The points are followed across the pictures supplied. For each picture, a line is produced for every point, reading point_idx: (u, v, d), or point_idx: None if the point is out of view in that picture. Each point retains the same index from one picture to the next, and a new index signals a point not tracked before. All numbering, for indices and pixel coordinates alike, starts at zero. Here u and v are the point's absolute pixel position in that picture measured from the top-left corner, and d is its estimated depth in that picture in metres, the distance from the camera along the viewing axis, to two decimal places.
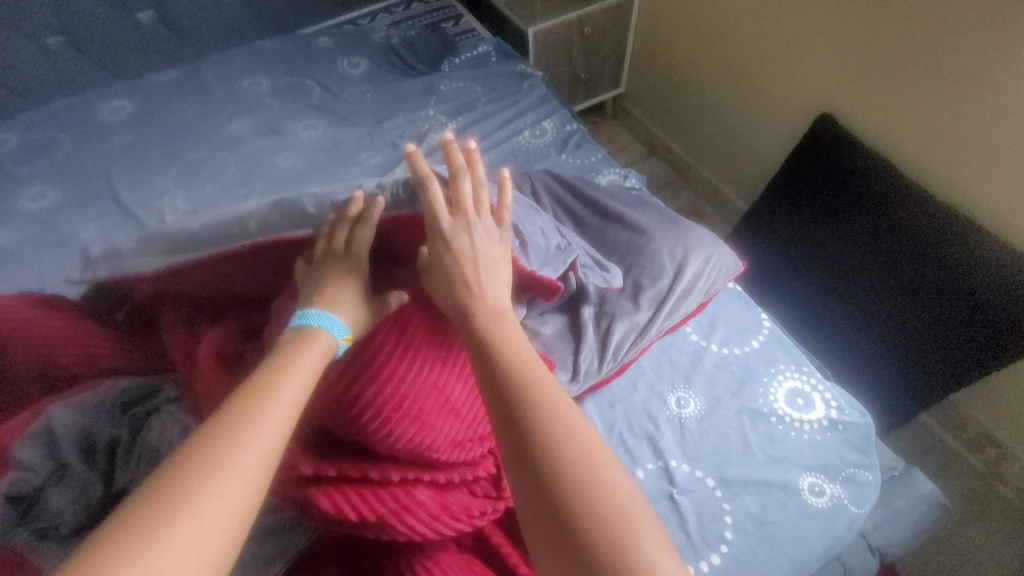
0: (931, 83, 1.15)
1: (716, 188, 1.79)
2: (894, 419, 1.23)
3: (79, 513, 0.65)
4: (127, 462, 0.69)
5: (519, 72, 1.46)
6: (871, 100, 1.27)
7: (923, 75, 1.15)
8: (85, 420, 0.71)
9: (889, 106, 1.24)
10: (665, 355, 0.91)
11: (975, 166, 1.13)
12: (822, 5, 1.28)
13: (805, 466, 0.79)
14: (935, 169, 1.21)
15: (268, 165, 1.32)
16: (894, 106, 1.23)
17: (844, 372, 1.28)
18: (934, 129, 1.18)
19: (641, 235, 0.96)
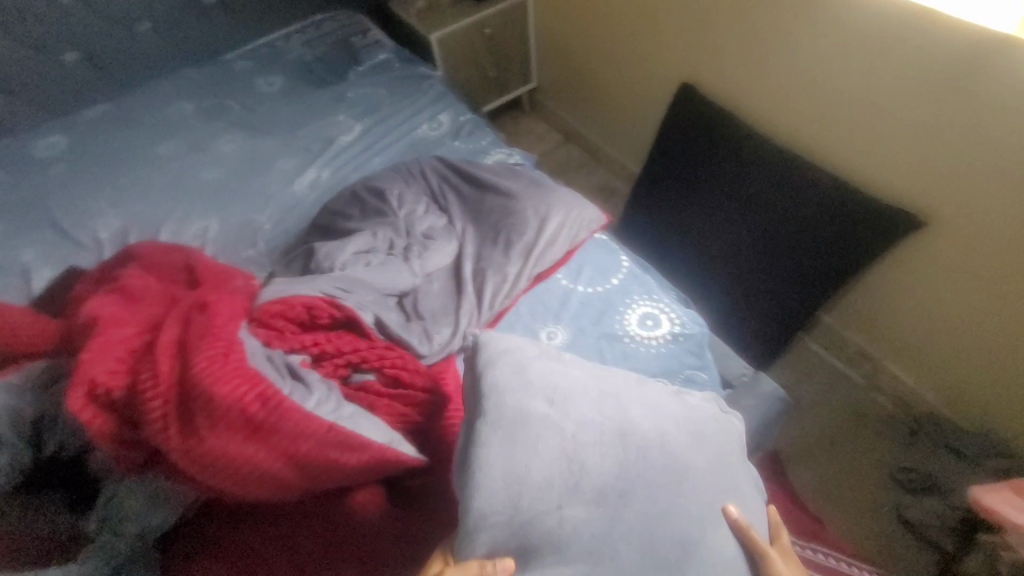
0: (748, 39, 1.29)
1: (623, 164, 1.94)
2: (771, 349, 1.33)
3: (11, 476, 0.74)
4: (57, 428, 0.78)
5: (419, 74, 1.61)
6: (713, 62, 1.40)
7: (754, 40, 1.28)
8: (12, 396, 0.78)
9: (725, 65, 1.38)
10: (539, 298, 1.05)
11: (796, 107, 1.26)
12: None
13: (651, 373, 0.93)
14: (767, 116, 1.34)
15: (194, 179, 1.45)
16: (728, 65, 1.37)
17: (726, 313, 1.37)
18: (772, 89, 1.30)
19: (511, 199, 1.10)
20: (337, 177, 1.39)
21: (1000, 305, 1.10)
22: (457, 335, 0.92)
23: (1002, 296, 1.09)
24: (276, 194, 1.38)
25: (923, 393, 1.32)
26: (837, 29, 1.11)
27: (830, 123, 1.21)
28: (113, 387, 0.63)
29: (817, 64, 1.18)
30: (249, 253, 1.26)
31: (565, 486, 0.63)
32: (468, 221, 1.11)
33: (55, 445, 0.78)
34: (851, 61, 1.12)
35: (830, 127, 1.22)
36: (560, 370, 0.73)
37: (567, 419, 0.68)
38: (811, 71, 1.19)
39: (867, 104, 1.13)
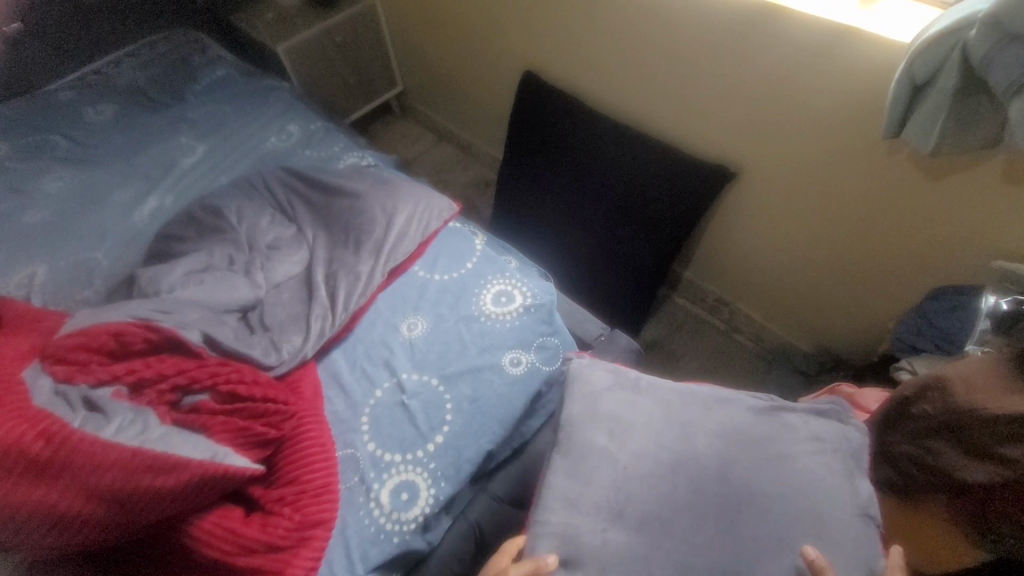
0: (568, 25, 1.37)
1: (493, 156, 1.99)
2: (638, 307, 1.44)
3: None
4: None
5: (264, 88, 1.56)
6: (547, 50, 1.48)
7: (574, 27, 1.36)
8: None
9: (556, 51, 1.46)
10: (396, 292, 1.06)
11: (619, 83, 1.36)
12: None
13: (507, 346, 0.97)
14: (599, 94, 1.43)
15: (15, 223, 1.31)
16: (558, 51, 1.45)
17: (592, 281, 1.47)
18: (599, 70, 1.38)
19: (357, 200, 1.10)
20: (181, 202, 1.32)
21: (812, 242, 1.23)
22: (310, 339, 0.91)
23: (815, 231, 1.21)
24: (113, 228, 1.29)
25: (772, 328, 1.46)
26: (632, 11, 1.20)
27: (648, 94, 1.31)
28: None
29: (624, 42, 1.27)
30: (85, 294, 1.17)
31: (608, 513, 0.68)
32: (317, 227, 1.10)
33: None
34: (649, 39, 1.21)
35: (648, 98, 1.32)
36: (627, 403, 0.78)
37: (623, 453, 0.73)
38: (621, 48, 1.29)
39: (673, 77, 1.23)
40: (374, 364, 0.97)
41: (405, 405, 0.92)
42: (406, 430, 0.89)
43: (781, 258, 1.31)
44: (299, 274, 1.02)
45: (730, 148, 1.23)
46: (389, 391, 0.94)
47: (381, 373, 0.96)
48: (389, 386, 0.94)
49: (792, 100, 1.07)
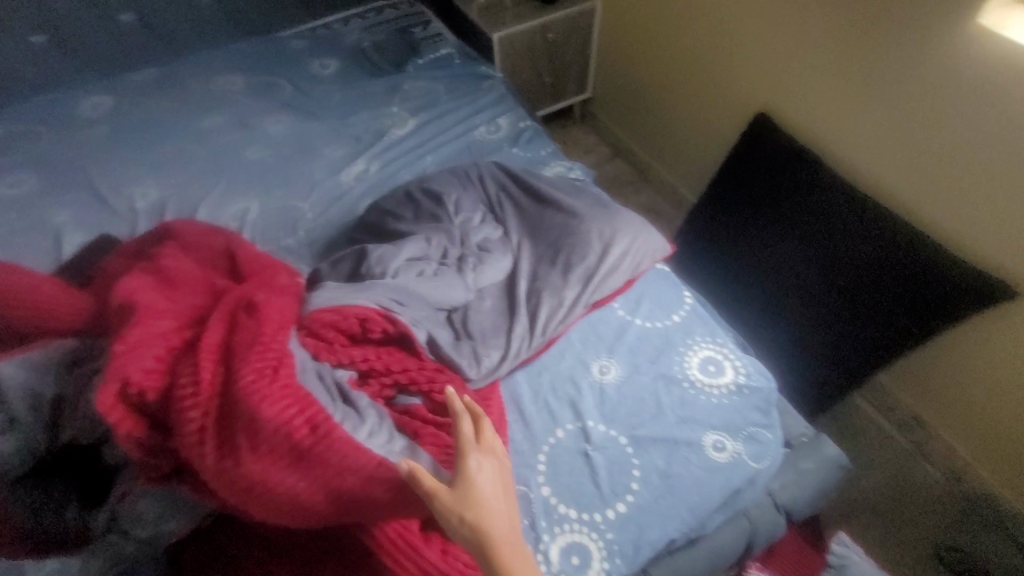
0: (833, 75, 1.26)
1: (673, 187, 1.86)
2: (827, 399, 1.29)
3: (21, 462, 0.70)
4: (72, 417, 0.73)
5: (479, 73, 1.54)
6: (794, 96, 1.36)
7: (848, 81, 1.23)
8: (33, 379, 0.73)
9: (805, 98, 1.34)
10: (592, 327, 0.98)
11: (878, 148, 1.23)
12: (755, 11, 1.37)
13: (710, 425, 0.86)
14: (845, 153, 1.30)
15: (238, 156, 1.40)
16: (808, 99, 1.33)
17: (774, 355, 1.35)
18: (861, 133, 1.25)
19: (574, 218, 1.03)
20: (385, 172, 1.33)
21: None
22: (509, 358, 0.87)
23: None
24: (321, 182, 1.33)
25: (980, 470, 1.24)
26: (940, 76, 1.08)
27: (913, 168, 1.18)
28: (146, 388, 0.60)
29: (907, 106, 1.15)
30: (288, 242, 1.21)
31: None
32: (525, 236, 1.05)
33: (69, 433, 0.72)
34: (952, 115, 1.09)
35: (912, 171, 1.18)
36: None
37: None
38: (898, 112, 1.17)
39: (970, 161, 1.08)
40: (559, 400, 0.90)
41: (587, 457, 0.84)
42: (585, 485, 0.81)
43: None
44: (501, 284, 0.98)
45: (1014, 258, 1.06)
46: (572, 435, 0.86)
47: (565, 412, 0.89)
48: (573, 430, 0.87)
49: None
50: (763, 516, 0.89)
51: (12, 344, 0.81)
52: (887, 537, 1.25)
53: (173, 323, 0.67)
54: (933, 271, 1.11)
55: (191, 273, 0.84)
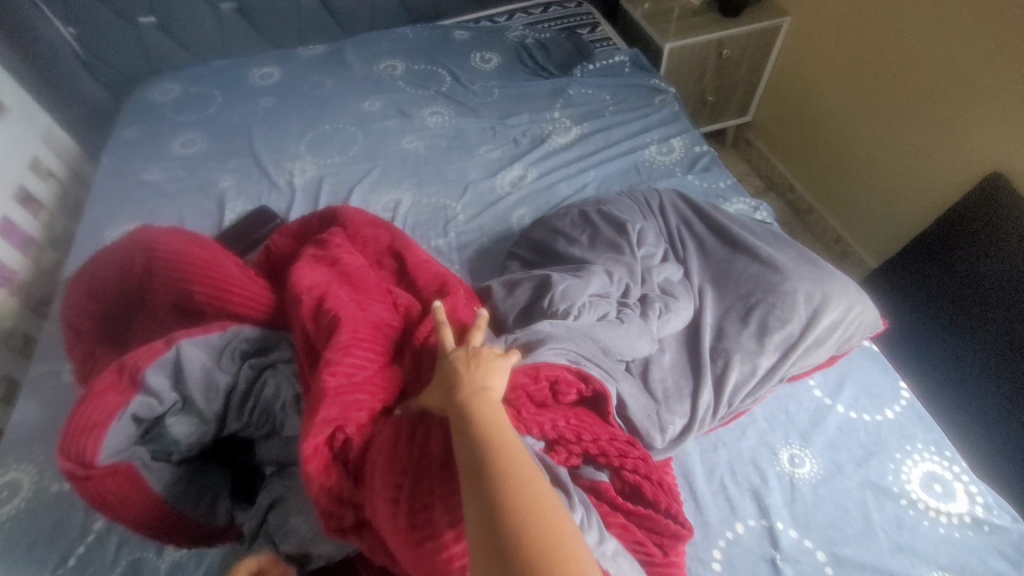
0: None
1: (838, 237, 1.64)
2: None
3: (192, 447, 0.69)
4: (243, 412, 0.71)
5: (651, 87, 1.42)
6: None
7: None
8: (210, 362, 0.71)
9: None
10: (782, 406, 0.83)
11: None
12: (1007, 53, 1.15)
13: (937, 563, 0.69)
14: None
15: (394, 144, 1.37)
16: None
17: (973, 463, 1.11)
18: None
19: (775, 272, 0.88)
20: (543, 181, 1.24)
21: None
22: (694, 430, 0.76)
23: None
24: (474, 182, 1.26)
25: None
26: None
27: None
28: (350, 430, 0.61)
29: None
30: (438, 242, 1.15)
31: None
32: (710, 283, 0.91)
33: (236, 426, 0.71)
34: None
35: None
36: None
37: None
38: None
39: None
40: (739, 486, 0.76)
41: (775, 567, 0.69)
42: None
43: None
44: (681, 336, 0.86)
45: None
46: (756, 535, 0.72)
47: (746, 503, 0.75)
48: (756, 528, 0.72)
49: None
50: None
51: (188, 316, 0.81)
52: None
53: (376, 365, 0.69)
54: None
55: (371, 278, 0.81)
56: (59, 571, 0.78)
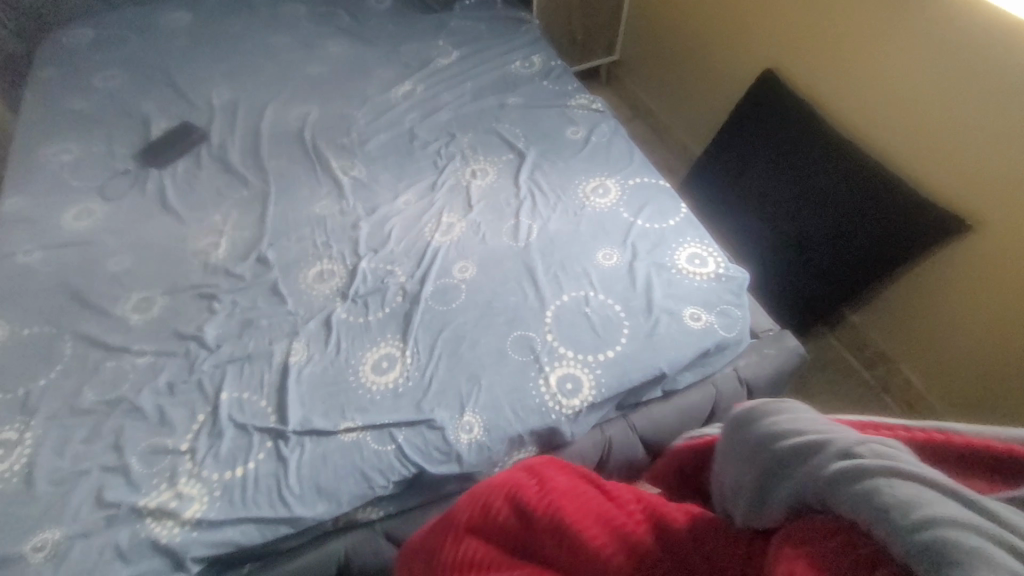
0: (812, 31, 1.44)
1: (686, 146, 2.01)
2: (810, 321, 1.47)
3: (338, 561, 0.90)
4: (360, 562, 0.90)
5: (519, 18, 1.70)
6: (786, 51, 1.53)
7: (853, 30, 1.35)
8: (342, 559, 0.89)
9: (791, 54, 1.52)
10: (633, 245, 1.12)
11: (846, 88, 1.41)
12: None
13: (690, 302, 1.03)
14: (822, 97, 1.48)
15: (301, 70, 1.57)
16: (794, 53, 1.51)
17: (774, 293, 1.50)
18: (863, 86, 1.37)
19: (609, 203, 1.20)
20: (429, 92, 1.49)
21: (992, 300, 1.23)
22: (648, 311, 1.02)
23: (1001, 300, 1.22)
24: (373, 97, 1.49)
25: (929, 400, 1.43)
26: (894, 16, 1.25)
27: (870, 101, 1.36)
28: None
29: (863, 49, 1.34)
30: (343, 141, 1.38)
31: None
32: (583, 219, 1.17)
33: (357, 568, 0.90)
34: (899, 54, 1.27)
35: (870, 105, 1.37)
36: None
37: None
38: (857, 54, 1.35)
39: (948, 116, 1.22)
40: (570, 279, 1.08)
41: (586, 315, 1.02)
42: (587, 335, 1.00)
43: (991, 335, 1.26)
44: (577, 258, 1.11)
45: (982, 202, 1.20)
46: (576, 299, 1.05)
47: (570, 284, 1.07)
48: (575, 296, 1.05)
49: None
50: (728, 386, 1.07)
51: None
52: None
53: None
54: (891, 204, 1.28)
55: None
56: (44, 380, 0.97)
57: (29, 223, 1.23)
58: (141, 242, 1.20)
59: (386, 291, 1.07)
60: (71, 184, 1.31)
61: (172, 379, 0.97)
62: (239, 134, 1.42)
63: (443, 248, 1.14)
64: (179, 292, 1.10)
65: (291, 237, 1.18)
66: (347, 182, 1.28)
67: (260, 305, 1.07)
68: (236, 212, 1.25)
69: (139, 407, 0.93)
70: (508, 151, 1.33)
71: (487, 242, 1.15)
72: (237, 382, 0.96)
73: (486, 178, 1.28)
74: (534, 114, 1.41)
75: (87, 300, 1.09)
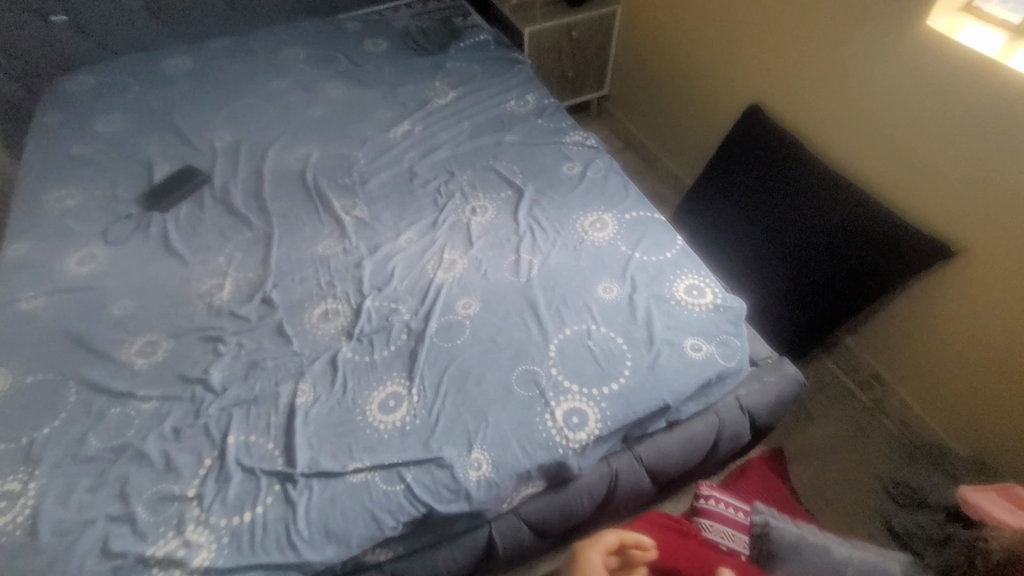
0: (791, 67, 1.51)
1: (677, 176, 2.07)
2: (807, 345, 1.49)
3: None
4: None
5: (512, 58, 1.76)
6: (767, 86, 1.60)
7: (829, 67, 1.41)
8: None
9: (772, 88, 1.59)
10: (632, 278, 1.15)
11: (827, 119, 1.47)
12: (733, 21, 1.63)
13: (690, 333, 1.06)
14: (804, 129, 1.54)
15: (300, 112, 1.62)
16: (775, 87, 1.58)
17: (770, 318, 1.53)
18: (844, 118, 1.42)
19: (607, 237, 1.23)
20: (427, 131, 1.54)
21: (983, 320, 1.26)
22: (650, 342, 1.04)
23: (991, 319, 1.24)
24: (372, 137, 1.53)
25: (927, 421, 1.44)
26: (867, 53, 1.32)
27: (850, 132, 1.42)
28: None
29: (840, 84, 1.40)
30: (344, 181, 1.41)
31: None
32: (583, 253, 1.20)
33: None
34: (874, 88, 1.33)
35: (850, 136, 1.43)
36: None
37: None
38: (835, 88, 1.42)
39: (927, 145, 1.27)
40: (572, 313, 1.10)
41: (590, 349, 1.04)
42: (591, 368, 1.02)
43: (985, 354, 1.28)
44: (578, 292, 1.14)
45: (966, 226, 1.23)
46: (578, 333, 1.07)
47: (573, 318, 1.09)
48: (578, 329, 1.07)
49: (1005, 161, 1.13)
50: (730, 415, 1.09)
51: None
52: (838, 492, 1.41)
53: None
54: (879, 229, 1.32)
55: None
56: (47, 428, 0.97)
57: (32, 269, 1.23)
58: (144, 285, 1.21)
59: (390, 329, 1.09)
60: (74, 229, 1.32)
61: (177, 424, 0.97)
62: (241, 176, 1.45)
63: (446, 285, 1.16)
64: (184, 334, 1.11)
65: (295, 277, 1.20)
66: (349, 221, 1.30)
67: (266, 346, 1.08)
68: (239, 253, 1.27)
69: (144, 453, 0.93)
70: (506, 187, 1.37)
71: (489, 278, 1.17)
72: (243, 425, 0.96)
73: (486, 214, 1.31)
74: (530, 151, 1.45)
75: (91, 345, 1.09)
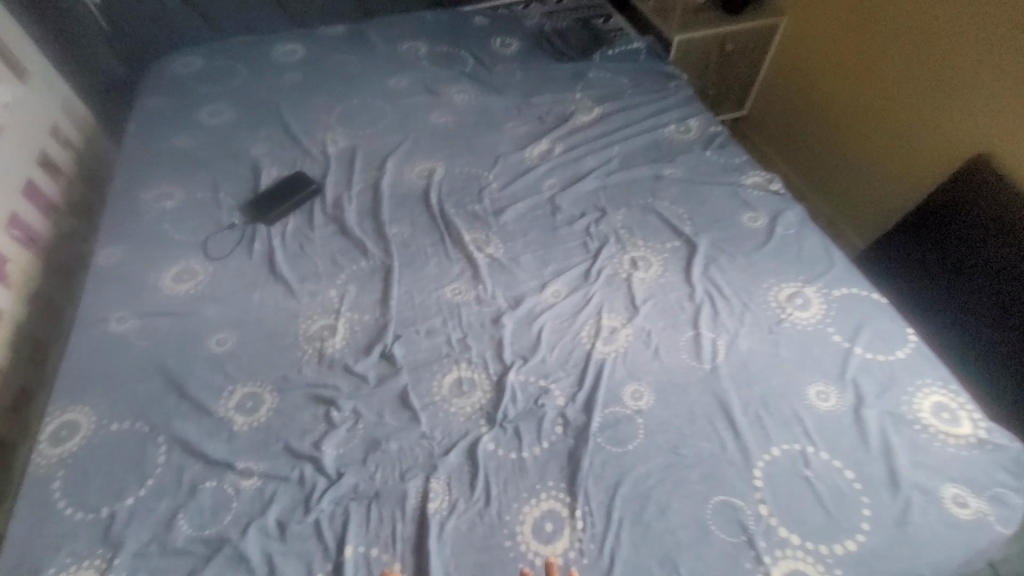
0: None
1: (834, 221, 1.76)
2: None
3: None
4: None
5: (666, 73, 1.50)
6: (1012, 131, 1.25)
7: None
8: None
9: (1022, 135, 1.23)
10: (854, 383, 0.88)
11: None
12: (971, 43, 1.28)
13: (949, 477, 0.79)
14: None
15: (422, 118, 1.41)
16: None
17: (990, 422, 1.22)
18: None
19: (813, 319, 0.97)
20: (570, 154, 1.30)
21: None
22: (894, 485, 0.78)
23: None
24: (504, 155, 1.31)
25: None
26: None
27: None
28: None
29: None
30: (474, 208, 1.20)
31: None
32: (782, 340, 0.94)
33: None
34: None
35: None
36: None
37: None
38: None
39: None
40: (778, 424, 0.84)
41: (809, 483, 0.79)
42: (814, 512, 0.76)
43: None
44: (783, 394, 0.88)
45: None
46: (789, 455, 0.81)
47: (781, 432, 0.84)
48: (790, 450, 0.82)
49: None
50: None
51: None
52: None
53: None
54: None
55: None
56: (131, 499, 0.80)
57: (125, 282, 1.08)
58: (246, 317, 1.03)
59: (542, 415, 0.86)
60: (172, 236, 1.16)
61: (282, 516, 0.78)
62: (356, 189, 1.26)
63: (609, 362, 0.92)
64: (291, 390, 0.92)
65: (421, 327, 0.99)
66: (482, 261, 1.09)
67: (388, 418, 0.87)
68: (354, 287, 1.07)
69: (243, 554, 0.74)
70: (672, 236, 1.12)
71: (662, 359, 0.93)
72: (363, 531, 0.76)
73: (649, 270, 1.06)
74: (698, 192, 1.20)
75: (185, 390, 0.92)
